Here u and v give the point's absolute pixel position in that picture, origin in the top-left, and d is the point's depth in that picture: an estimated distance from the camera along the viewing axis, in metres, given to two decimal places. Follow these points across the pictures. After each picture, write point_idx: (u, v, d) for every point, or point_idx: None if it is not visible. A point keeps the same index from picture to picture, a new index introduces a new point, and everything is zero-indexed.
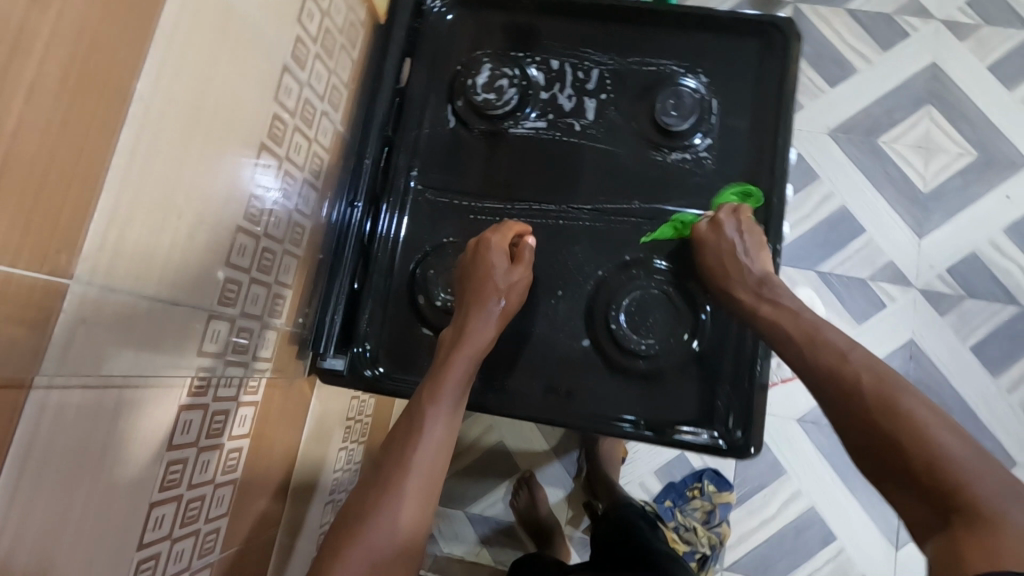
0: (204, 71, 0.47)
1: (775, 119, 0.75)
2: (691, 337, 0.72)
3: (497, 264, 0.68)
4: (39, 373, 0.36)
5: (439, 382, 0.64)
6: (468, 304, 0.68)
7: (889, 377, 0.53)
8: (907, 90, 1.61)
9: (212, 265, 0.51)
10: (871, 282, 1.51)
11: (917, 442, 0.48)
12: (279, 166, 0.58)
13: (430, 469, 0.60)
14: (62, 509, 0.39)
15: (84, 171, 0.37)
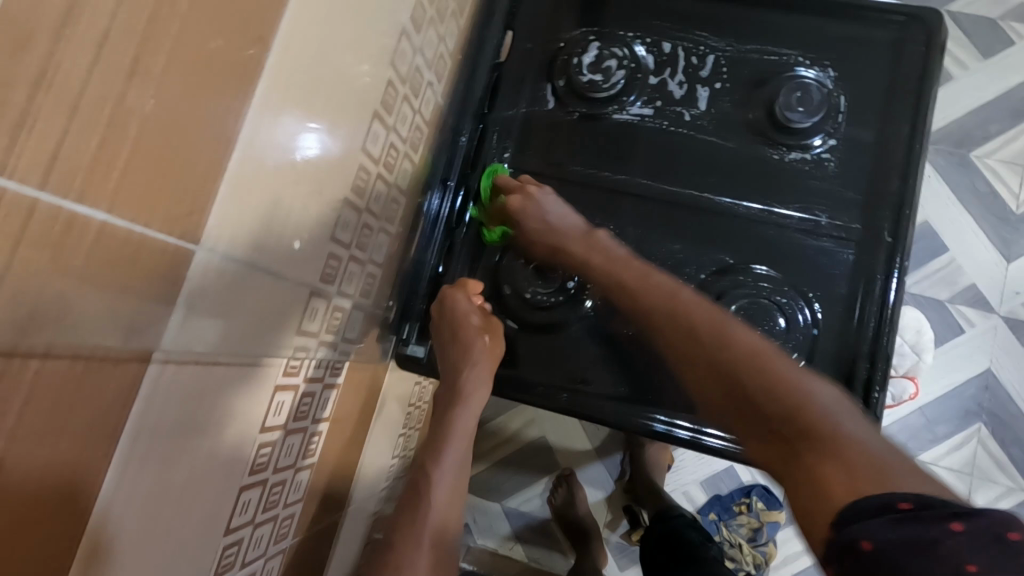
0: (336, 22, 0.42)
1: (910, 121, 0.68)
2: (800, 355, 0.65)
3: (464, 314, 0.64)
4: (157, 347, 0.32)
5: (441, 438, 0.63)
6: (450, 358, 0.64)
7: (718, 329, 0.51)
8: (1004, 102, 1.49)
9: (319, 238, 0.47)
10: (951, 305, 1.43)
11: (777, 396, 0.43)
12: (386, 135, 0.54)
13: (443, 522, 0.61)
14: (165, 495, 0.36)
15: (225, 122, 0.33)
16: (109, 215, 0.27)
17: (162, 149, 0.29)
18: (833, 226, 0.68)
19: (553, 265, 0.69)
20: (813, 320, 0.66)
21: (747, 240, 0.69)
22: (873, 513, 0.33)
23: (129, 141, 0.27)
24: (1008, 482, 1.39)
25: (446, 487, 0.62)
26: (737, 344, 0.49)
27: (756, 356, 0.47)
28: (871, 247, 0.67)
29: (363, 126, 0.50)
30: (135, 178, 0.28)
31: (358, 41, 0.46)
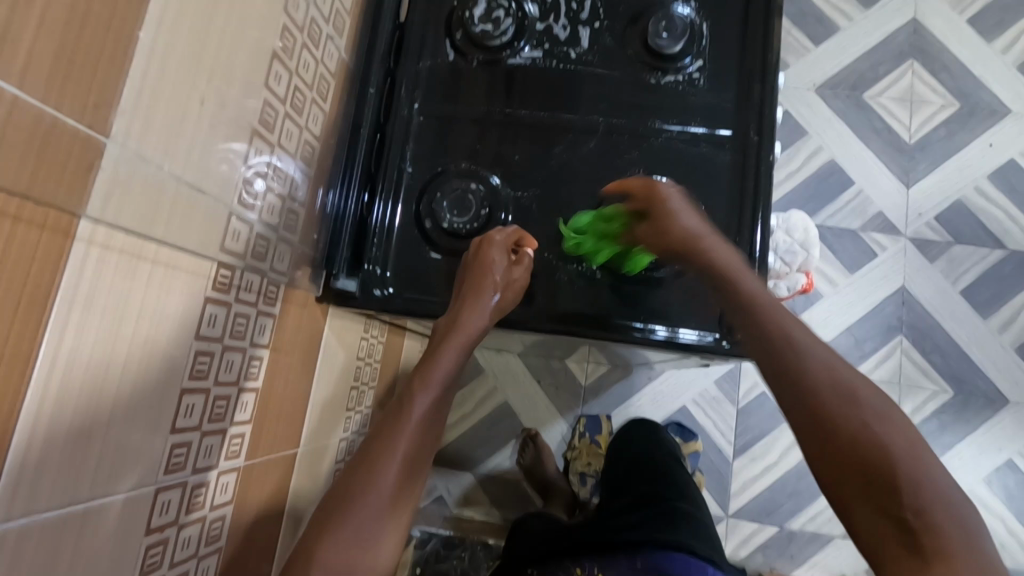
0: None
1: (763, 38, 0.77)
2: None
3: (495, 259, 0.70)
4: (79, 227, 0.37)
5: (430, 368, 0.66)
6: (466, 292, 0.70)
7: (848, 390, 0.48)
8: (890, 44, 1.68)
9: (235, 164, 0.53)
10: (862, 233, 1.60)
11: (906, 489, 0.44)
12: (290, 77, 0.60)
13: (414, 452, 0.62)
14: (81, 455, 0.41)
15: (126, 29, 0.39)
16: (18, 91, 0.32)
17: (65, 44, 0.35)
18: (710, 135, 0.76)
19: (468, 196, 0.75)
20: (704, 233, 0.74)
21: (636, 155, 0.77)
22: None
23: (33, 32, 0.33)
24: (931, 386, 1.52)
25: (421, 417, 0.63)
26: (893, 464, 0.45)
27: (884, 442, 0.46)
28: (744, 148, 0.75)
29: (264, 63, 0.55)
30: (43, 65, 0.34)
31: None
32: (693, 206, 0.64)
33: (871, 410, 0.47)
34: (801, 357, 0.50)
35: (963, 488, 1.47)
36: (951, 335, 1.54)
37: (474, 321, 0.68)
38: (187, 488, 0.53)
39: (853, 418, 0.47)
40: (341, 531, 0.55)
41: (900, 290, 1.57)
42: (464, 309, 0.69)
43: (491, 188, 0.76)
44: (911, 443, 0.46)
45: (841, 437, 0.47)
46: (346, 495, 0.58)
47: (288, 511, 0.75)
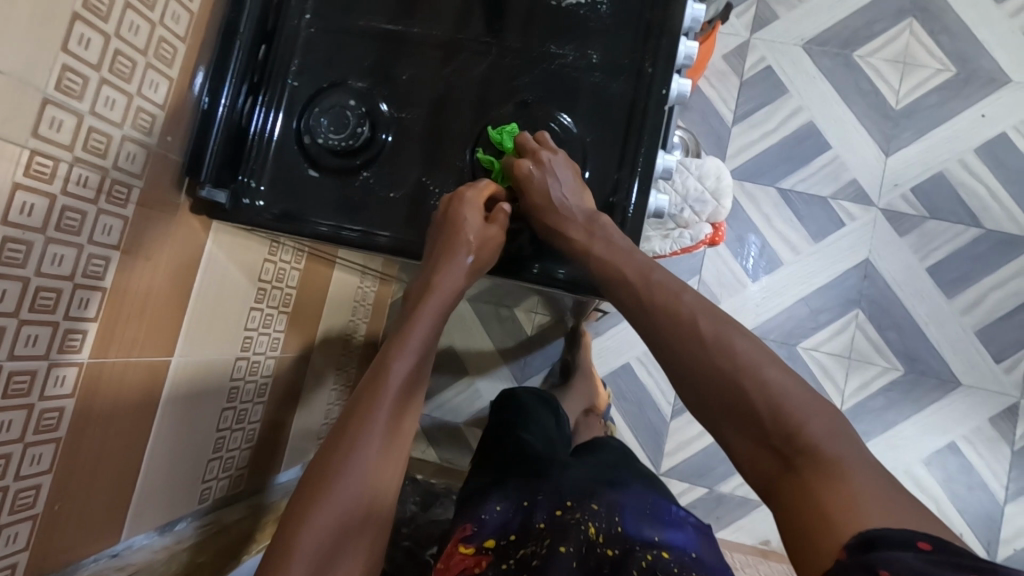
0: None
1: None
2: None
3: (468, 218, 0.69)
4: None
5: (404, 336, 0.70)
6: (438, 254, 0.70)
7: (725, 338, 0.61)
8: (889, 1, 1.58)
9: (46, 45, 0.51)
10: (832, 200, 1.53)
11: (778, 416, 0.56)
12: None
13: (389, 433, 0.67)
14: None
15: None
16: None
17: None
18: (606, 63, 0.72)
19: (346, 112, 0.73)
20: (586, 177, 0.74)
21: (526, 80, 0.73)
22: (900, 545, 0.44)
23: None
24: (882, 362, 1.48)
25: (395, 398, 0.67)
26: (768, 393, 0.57)
27: (759, 375, 0.58)
28: (638, 81, 0.71)
29: None
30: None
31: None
32: (564, 177, 0.70)
33: (746, 354, 0.60)
34: (690, 320, 0.63)
35: (901, 466, 1.45)
36: (910, 312, 1.49)
37: (445, 284, 0.70)
38: (1, 373, 0.54)
39: (719, 363, 0.60)
40: (331, 495, 0.62)
41: (864, 262, 1.51)
42: (436, 273, 0.70)
43: (373, 108, 0.74)
44: (783, 377, 0.58)
45: (729, 376, 0.59)
46: (333, 465, 0.64)
47: (165, 404, 0.77)
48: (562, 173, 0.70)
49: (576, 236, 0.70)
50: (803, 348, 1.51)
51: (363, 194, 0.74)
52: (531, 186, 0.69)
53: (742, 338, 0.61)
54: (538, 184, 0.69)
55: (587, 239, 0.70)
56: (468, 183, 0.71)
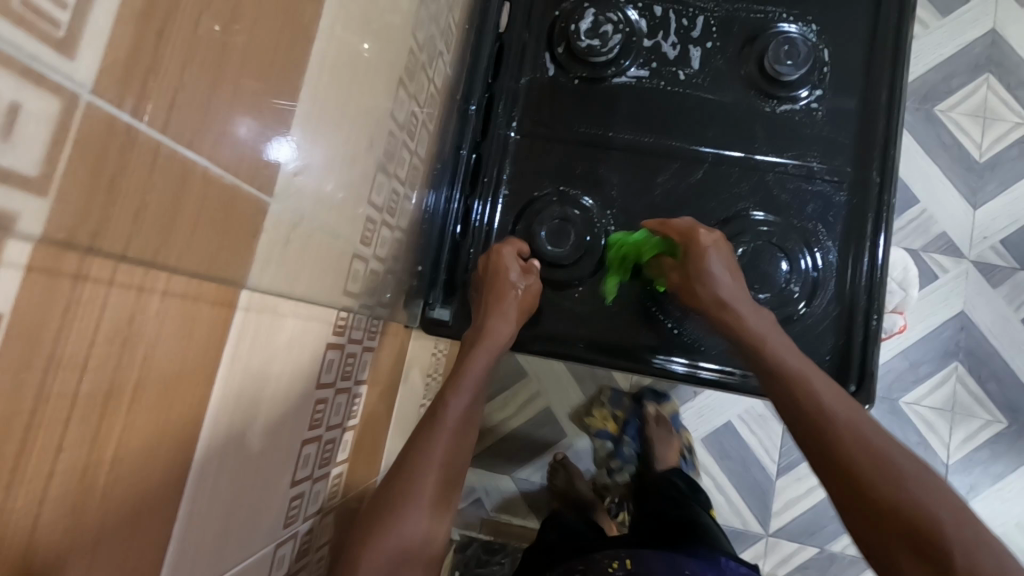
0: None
1: (885, 68, 0.73)
2: (801, 299, 0.70)
3: (512, 272, 0.67)
4: (247, 280, 0.35)
5: (460, 373, 0.64)
6: (486, 303, 0.67)
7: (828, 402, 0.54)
8: (966, 55, 1.62)
9: (362, 203, 0.50)
10: (923, 253, 1.55)
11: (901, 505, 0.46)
12: (409, 102, 0.56)
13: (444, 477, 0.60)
14: None
15: (296, 64, 0.36)
16: (209, 163, 0.30)
17: (254, 91, 0.32)
18: (826, 170, 0.72)
19: (567, 226, 0.72)
20: (816, 264, 0.70)
21: (745, 188, 0.72)
22: None
23: (226, 83, 0.30)
24: (985, 415, 1.48)
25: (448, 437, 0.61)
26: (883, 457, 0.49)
27: (884, 465, 0.48)
28: (864, 188, 0.71)
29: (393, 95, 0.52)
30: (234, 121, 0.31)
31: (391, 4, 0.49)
32: (724, 259, 0.64)
33: (852, 420, 0.52)
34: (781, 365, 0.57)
35: (1010, 517, 1.45)
36: (1008, 363, 1.50)
37: (495, 323, 0.66)
38: (297, 537, 0.52)
39: (826, 453, 0.51)
40: (381, 541, 0.55)
41: (960, 315, 1.52)
42: (487, 319, 0.67)
43: (587, 213, 0.72)
44: (916, 464, 0.48)
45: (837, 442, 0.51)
46: (381, 514, 0.57)
47: None
48: (722, 269, 0.63)
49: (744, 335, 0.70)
50: (905, 402, 1.51)
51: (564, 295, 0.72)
52: (705, 284, 0.63)
53: (829, 395, 0.54)
54: (710, 284, 0.63)
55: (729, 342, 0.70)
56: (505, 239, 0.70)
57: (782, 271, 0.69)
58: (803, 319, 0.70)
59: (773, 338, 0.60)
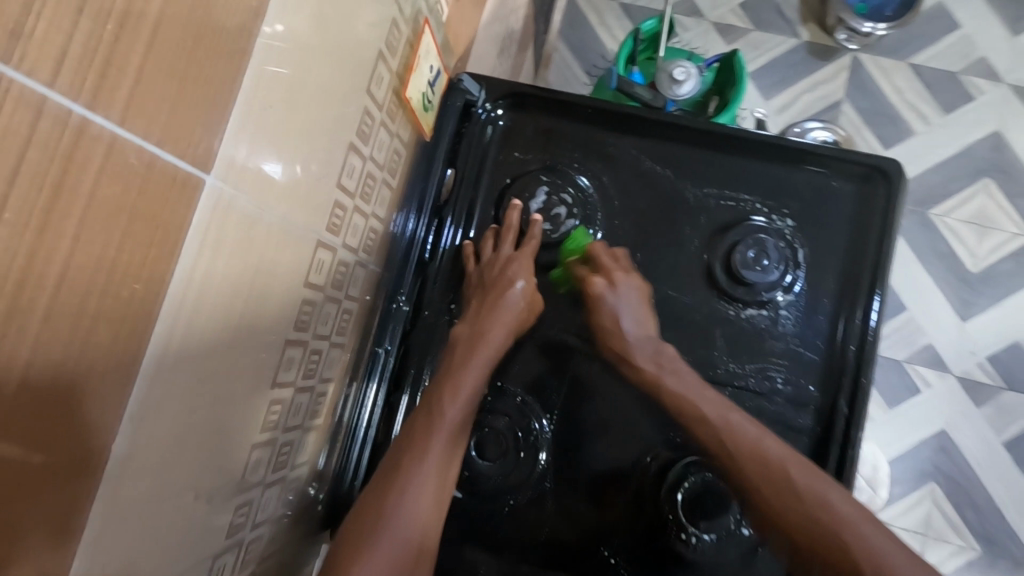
0: (231, 270, 0.37)
1: (867, 273, 0.66)
2: (742, 523, 0.62)
3: (518, 278, 0.64)
4: None
5: (458, 381, 0.58)
6: (482, 302, 0.63)
7: (738, 442, 0.55)
8: (966, 157, 1.55)
9: (228, 498, 0.43)
10: (908, 365, 1.48)
11: (824, 539, 0.49)
12: (309, 347, 0.49)
13: (429, 513, 0.54)
14: None
15: (81, 469, 0.29)
16: None
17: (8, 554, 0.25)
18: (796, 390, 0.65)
19: (498, 433, 0.65)
20: None
21: None
22: None
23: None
24: (959, 542, 1.41)
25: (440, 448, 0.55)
26: (819, 499, 0.51)
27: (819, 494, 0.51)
28: (829, 417, 0.64)
29: (286, 357, 0.46)
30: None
31: (266, 263, 0.41)
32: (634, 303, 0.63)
33: (787, 461, 0.53)
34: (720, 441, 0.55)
35: None
36: (987, 489, 1.43)
37: (490, 335, 0.61)
38: None
39: (787, 505, 0.51)
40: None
41: (940, 433, 1.46)
42: (484, 324, 0.62)
43: (520, 415, 0.66)
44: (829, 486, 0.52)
45: (745, 470, 0.54)
46: (366, 523, 0.51)
47: None
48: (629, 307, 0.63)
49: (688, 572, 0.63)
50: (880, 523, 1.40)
51: (495, 505, 0.65)
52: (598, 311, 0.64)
53: (774, 445, 0.54)
54: (606, 310, 0.63)
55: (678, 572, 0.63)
56: (511, 205, 0.68)
57: (724, 487, 0.63)
58: (751, 556, 0.63)
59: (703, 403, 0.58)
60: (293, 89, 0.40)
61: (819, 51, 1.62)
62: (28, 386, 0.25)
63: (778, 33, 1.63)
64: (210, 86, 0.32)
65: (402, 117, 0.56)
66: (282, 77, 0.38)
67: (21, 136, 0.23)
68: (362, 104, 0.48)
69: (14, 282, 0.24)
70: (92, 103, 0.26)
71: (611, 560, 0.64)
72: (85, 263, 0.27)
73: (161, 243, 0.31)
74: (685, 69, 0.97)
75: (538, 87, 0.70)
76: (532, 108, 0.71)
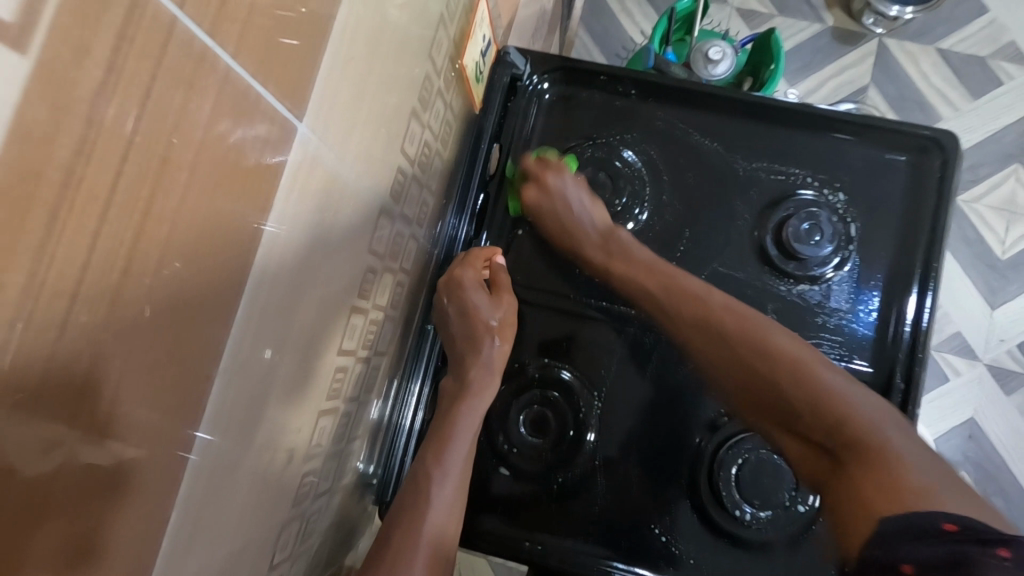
0: (314, 228, 0.37)
1: (921, 246, 0.65)
2: (794, 498, 0.62)
3: (478, 302, 0.61)
4: None
5: (447, 426, 0.57)
6: (463, 342, 0.61)
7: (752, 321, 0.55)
8: (996, 143, 1.53)
9: (296, 465, 0.42)
10: (936, 353, 1.46)
11: (818, 407, 0.49)
12: (368, 318, 0.49)
13: (447, 525, 0.53)
14: None
15: (178, 416, 0.28)
16: None
17: (119, 498, 0.25)
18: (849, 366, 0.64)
19: (546, 411, 0.65)
20: None
21: None
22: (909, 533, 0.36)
23: (79, 502, 0.23)
24: None
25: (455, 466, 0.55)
26: (806, 370, 0.50)
27: (814, 370, 0.50)
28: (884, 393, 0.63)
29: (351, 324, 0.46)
30: (79, 547, 0.24)
31: (340, 223, 0.40)
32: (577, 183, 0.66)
33: (795, 351, 0.52)
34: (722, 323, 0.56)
35: None
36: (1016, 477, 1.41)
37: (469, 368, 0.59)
38: None
39: (789, 376, 0.51)
40: None
41: (969, 421, 1.44)
42: (466, 364, 0.60)
43: (568, 392, 0.65)
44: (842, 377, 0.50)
45: (728, 335, 0.56)
46: (398, 535, 0.51)
47: None
48: (572, 190, 0.65)
49: (741, 550, 0.62)
50: None
51: (543, 483, 0.64)
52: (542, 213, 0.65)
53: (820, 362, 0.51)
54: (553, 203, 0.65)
55: (731, 549, 0.62)
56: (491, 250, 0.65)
57: (776, 463, 0.62)
58: (805, 531, 0.62)
59: (709, 294, 0.59)
60: (373, 43, 0.39)
61: (845, 37, 1.60)
62: (144, 321, 0.25)
63: (802, 17, 1.61)
64: (310, 29, 0.32)
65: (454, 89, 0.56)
66: (363, 30, 0.37)
67: (149, 62, 0.22)
68: (424, 71, 0.47)
69: (139, 212, 0.23)
70: (213, 30, 0.25)
71: (661, 540, 0.62)
72: (193, 203, 0.26)
73: (256, 189, 0.30)
74: (720, 49, 0.96)
75: (582, 61, 0.69)
76: (579, 81, 0.70)
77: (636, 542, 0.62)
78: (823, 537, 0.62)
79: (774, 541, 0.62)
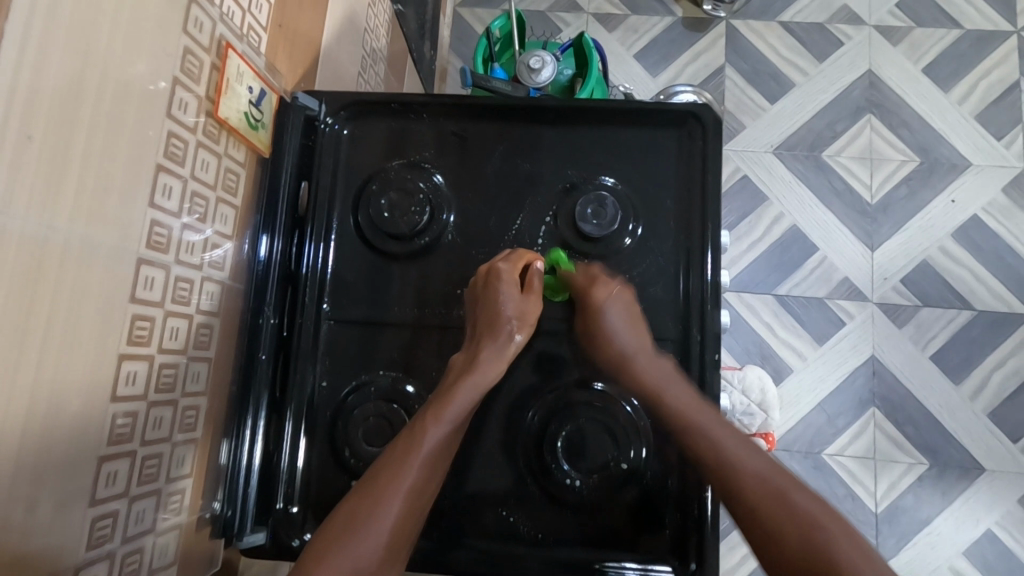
0: (36, 289, 0.41)
1: (697, 208, 0.71)
2: (624, 459, 0.66)
3: (507, 302, 0.66)
4: None
5: (446, 402, 0.61)
6: (481, 332, 0.66)
7: (756, 469, 0.59)
8: (846, 99, 1.65)
9: (77, 510, 0.45)
10: (829, 301, 1.52)
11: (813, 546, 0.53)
12: (154, 364, 0.52)
13: (413, 497, 0.57)
14: None
15: None
16: None
17: None
18: (654, 326, 0.70)
19: (385, 423, 0.68)
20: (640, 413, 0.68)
21: (573, 355, 0.70)
22: None
23: None
24: (906, 458, 1.43)
25: (436, 449, 0.60)
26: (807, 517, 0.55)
27: (806, 518, 0.55)
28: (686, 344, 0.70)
29: (125, 371, 0.49)
30: None
31: (73, 283, 0.44)
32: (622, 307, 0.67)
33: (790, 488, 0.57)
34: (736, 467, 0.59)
35: (943, 563, 1.37)
36: (923, 404, 1.46)
37: (491, 361, 0.64)
38: None
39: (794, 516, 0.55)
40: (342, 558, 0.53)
41: (870, 360, 1.49)
42: (480, 350, 0.65)
43: (406, 403, 0.69)
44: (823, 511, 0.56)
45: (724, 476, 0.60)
46: (359, 514, 0.55)
47: None
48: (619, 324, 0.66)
49: (581, 516, 0.66)
50: None
51: None
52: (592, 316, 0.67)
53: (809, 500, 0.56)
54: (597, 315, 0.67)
55: (572, 516, 0.66)
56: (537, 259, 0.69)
57: (615, 428, 0.67)
58: (641, 487, 0.67)
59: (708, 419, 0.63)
60: (66, 107, 0.42)
61: (695, 24, 1.71)
62: None
63: (654, 13, 1.72)
64: None
65: (225, 139, 0.60)
66: (48, 107, 0.41)
67: None
68: (164, 128, 0.52)
69: None
70: None
71: (509, 519, 0.67)
72: None
73: None
74: (540, 58, 1.03)
75: (372, 94, 0.74)
76: (372, 113, 0.75)
77: (487, 526, 0.67)
78: (653, 488, 0.67)
79: (618, 502, 0.67)
